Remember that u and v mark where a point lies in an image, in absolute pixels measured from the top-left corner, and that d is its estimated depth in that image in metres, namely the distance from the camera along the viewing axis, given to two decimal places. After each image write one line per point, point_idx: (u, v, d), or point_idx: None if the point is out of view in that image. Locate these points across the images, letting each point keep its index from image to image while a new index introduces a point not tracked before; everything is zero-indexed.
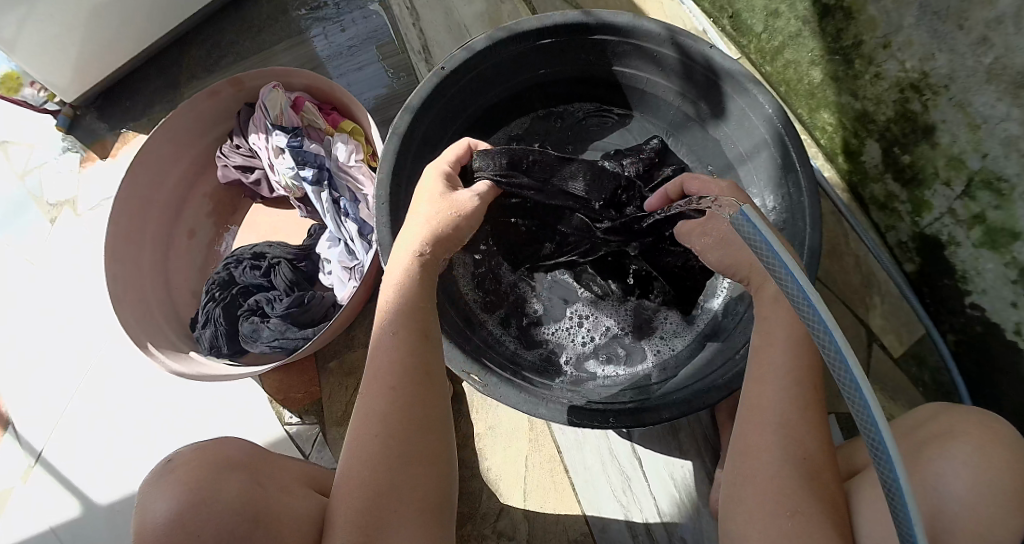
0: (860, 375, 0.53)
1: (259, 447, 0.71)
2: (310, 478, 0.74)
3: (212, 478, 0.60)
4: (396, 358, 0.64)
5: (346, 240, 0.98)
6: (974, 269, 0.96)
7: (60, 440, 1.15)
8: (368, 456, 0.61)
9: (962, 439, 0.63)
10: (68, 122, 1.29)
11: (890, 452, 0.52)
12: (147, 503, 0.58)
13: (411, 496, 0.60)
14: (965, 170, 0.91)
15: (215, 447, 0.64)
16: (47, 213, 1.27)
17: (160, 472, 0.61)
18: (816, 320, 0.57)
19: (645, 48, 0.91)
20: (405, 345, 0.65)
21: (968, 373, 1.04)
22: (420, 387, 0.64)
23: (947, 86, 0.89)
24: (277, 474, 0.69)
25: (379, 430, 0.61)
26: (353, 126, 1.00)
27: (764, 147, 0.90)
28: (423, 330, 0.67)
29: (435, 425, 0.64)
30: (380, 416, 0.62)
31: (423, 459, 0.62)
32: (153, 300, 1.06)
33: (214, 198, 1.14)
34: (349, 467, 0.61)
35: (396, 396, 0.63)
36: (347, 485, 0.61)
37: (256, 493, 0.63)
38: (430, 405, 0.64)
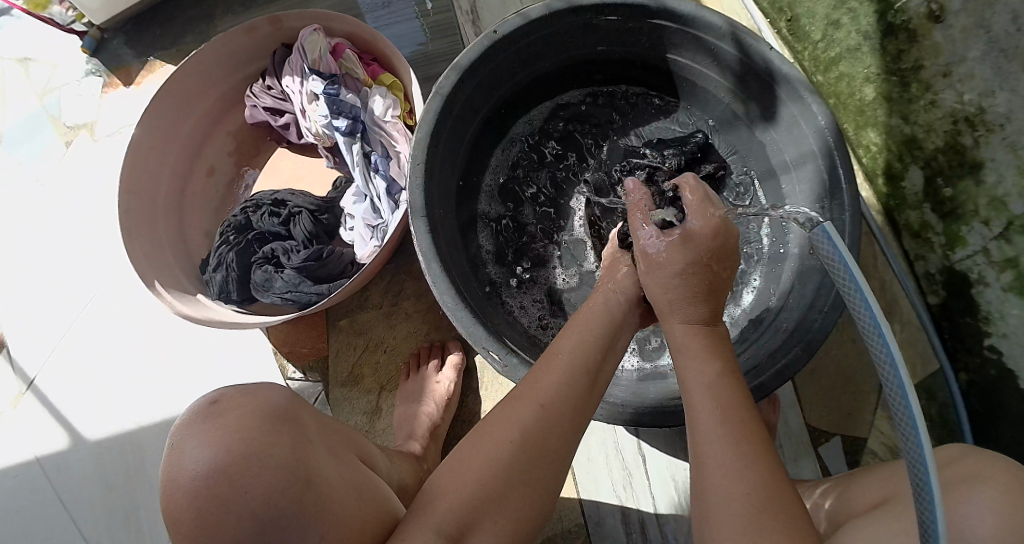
0: (918, 415, 0.56)
1: (306, 400, 0.68)
2: (350, 442, 0.71)
3: (264, 433, 0.59)
4: (561, 391, 0.65)
5: (373, 197, 0.95)
6: (999, 312, 0.93)
7: (54, 368, 1.13)
8: (496, 458, 0.62)
9: (988, 486, 0.61)
10: (94, 45, 1.24)
11: (933, 493, 0.54)
12: (184, 448, 0.57)
13: (509, 513, 0.62)
14: (1006, 212, 0.88)
15: (260, 394, 0.62)
16: (63, 135, 1.23)
17: (205, 414, 0.59)
18: (881, 353, 0.60)
19: (703, 40, 0.88)
20: (572, 374, 0.66)
21: (975, 413, 1.01)
22: (567, 418, 0.65)
23: (1002, 125, 0.86)
24: (325, 431, 0.67)
25: (516, 440, 0.63)
26: (393, 79, 0.97)
27: (811, 158, 0.86)
28: (591, 374, 0.67)
29: (559, 460, 0.65)
30: (523, 427, 0.63)
31: (538, 483, 0.63)
32: (164, 237, 1.02)
33: (238, 138, 1.10)
34: (472, 457, 0.63)
35: (543, 414, 0.64)
36: (457, 472, 0.62)
37: (305, 451, 0.61)
38: (565, 440, 0.65)
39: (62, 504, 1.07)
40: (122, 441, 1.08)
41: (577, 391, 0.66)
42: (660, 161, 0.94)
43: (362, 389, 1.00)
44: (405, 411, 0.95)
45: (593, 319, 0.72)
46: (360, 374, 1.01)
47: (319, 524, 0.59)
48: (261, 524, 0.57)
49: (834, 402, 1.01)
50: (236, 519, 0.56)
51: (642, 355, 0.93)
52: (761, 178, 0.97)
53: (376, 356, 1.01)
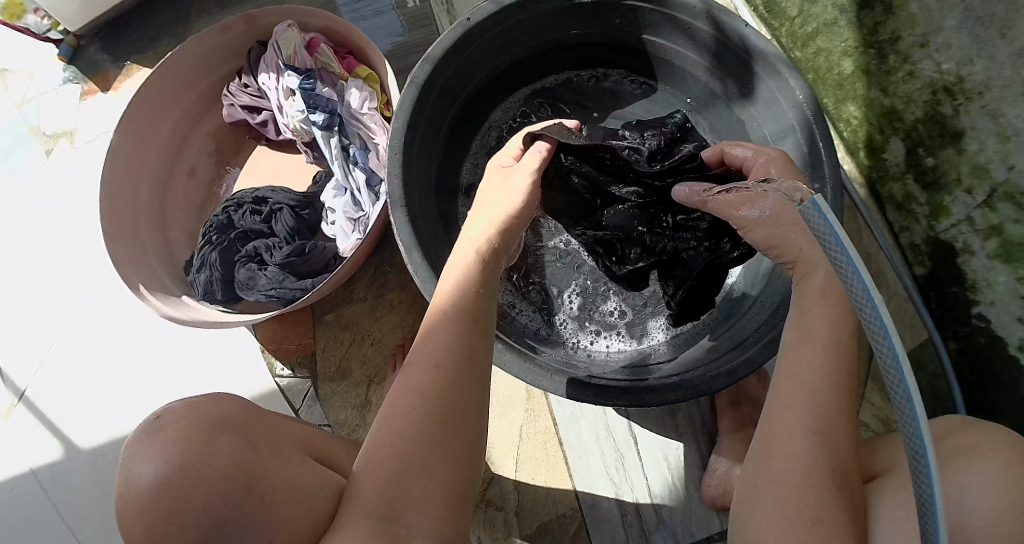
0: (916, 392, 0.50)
1: (257, 405, 0.68)
2: (305, 442, 0.72)
3: (202, 441, 0.57)
4: (444, 343, 0.61)
5: (353, 190, 0.95)
6: (986, 279, 0.93)
7: (44, 378, 1.12)
8: (402, 428, 0.57)
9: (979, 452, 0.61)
10: (71, 52, 1.23)
11: (932, 469, 0.50)
12: (134, 462, 0.55)
13: (437, 477, 0.56)
14: (989, 180, 0.88)
15: (207, 404, 0.61)
16: (43, 144, 1.23)
17: (147, 429, 0.57)
18: (875, 321, 0.54)
19: (678, 19, 0.88)
20: (453, 325, 0.62)
21: (966, 382, 1.01)
22: (463, 370, 0.60)
23: (981, 93, 0.86)
24: (274, 436, 0.66)
25: (417, 405, 0.58)
26: (369, 72, 0.96)
27: (791, 133, 0.86)
28: (474, 315, 0.63)
29: (471, 412, 0.59)
30: (420, 390, 0.58)
31: (455, 440, 0.58)
32: (148, 241, 1.02)
33: (218, 138, 1.10)
34: (380, 440, 0.58)
35: (438, 372, 0.59)
36: (373, 460, 0.57)
37: (249, 456, 0.60)
38: (472, 390, 0.60)
39: (59, 514, 1.07)
40: (115, 448, 1.08)
41: (466, 341, 0.61)
42: (640, 143, 0.90)
43: (352, 383, 1.00)
44: None
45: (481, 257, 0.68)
46: (349, 369, 1.00)
47: (269, 529, 0.58)
48: (209, 533, 0.56)
49: None
50: (184, 529, 0.55)
51: (629, 337, 0.93)
52: None
53: (363, 350, 1.01)
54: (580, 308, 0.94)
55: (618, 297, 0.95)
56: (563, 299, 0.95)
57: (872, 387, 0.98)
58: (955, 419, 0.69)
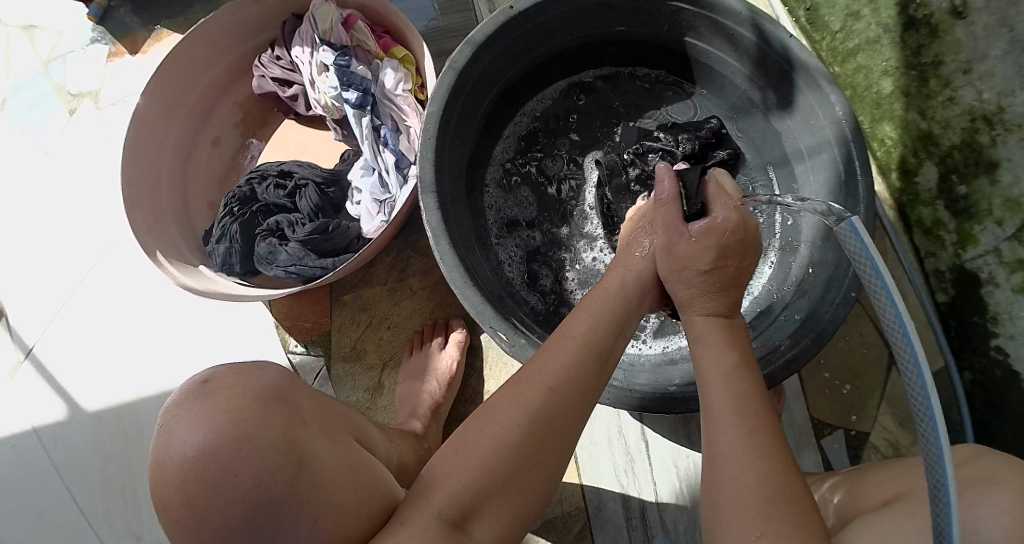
0: (939, 415, 0.53)
1: (300, 378, 0.65)
2: (348, 422, 0.68)
3: (256, 412, 0.56)
4: (573, 369, 0.64)
5: (381, 170, 0.93)
6: (1008, 313, 0.92)
7: (53, 339, 1.11)
8: (504, 441, 0.59)
9: (998, 488, 0.59)
10: (100, 12, 1.22)
11: (950, 492, 0.51)
12: (179, 427, 0.54)
13: (514, 496, 0.59)
14: (1021, 214, 0.87)
15: (257, 373, 0.59)
16: (67, 102, 1.21)
17: (197, 393, 0.56)
18: (906, 350, 0.57)
19: (723, 25, 0.86)
20: (584, 357, 0.65)
21: (979, 414, 1.00)
22: (576, 403, 0.63)
23: (1021, 125, 0.85)
24: (319, 411, 0.63)
25: (525, 424, 0.60)
26: (404, 52, 0.94)
27: (826, 148, 0.85)
28: (602, 353, 0.66)
29: (567, 444, 0.62)
30: (532, 410, 0.60)
31: (543, 468, 0.60)
32: (169, 209, 1.01)
33: (244, 108, 1.09)
34: (474, 442, 0.59)
35: (553, 397, 0.62)
36: (461, 456, 0.59)
37: (297, 432, 0.58)
38: (572, 424, 0.63)
39: (60, 476, 1.06)
40: (120, 415, 1.08)
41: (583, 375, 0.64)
42: (673, 146, 0.91)
43: (366, 365, 0.99)
44: (406, 389, 0.94)
45: (609, 297, 0.72)
46: (363, 350, 1.00)
47: (312, 511, 0.56)
48: (251, 510, 0.54)
49: (838, 395, 1.00)
50: (227, 501, 0.53)
51: (648, 340, 0.92)
52: (774, 167, 0.96)
53: (380, 332, 1.00)
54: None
55: (638, 311, 0.93)
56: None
57: (886, 410, 0.97)
58: (973, 449, 0.67)
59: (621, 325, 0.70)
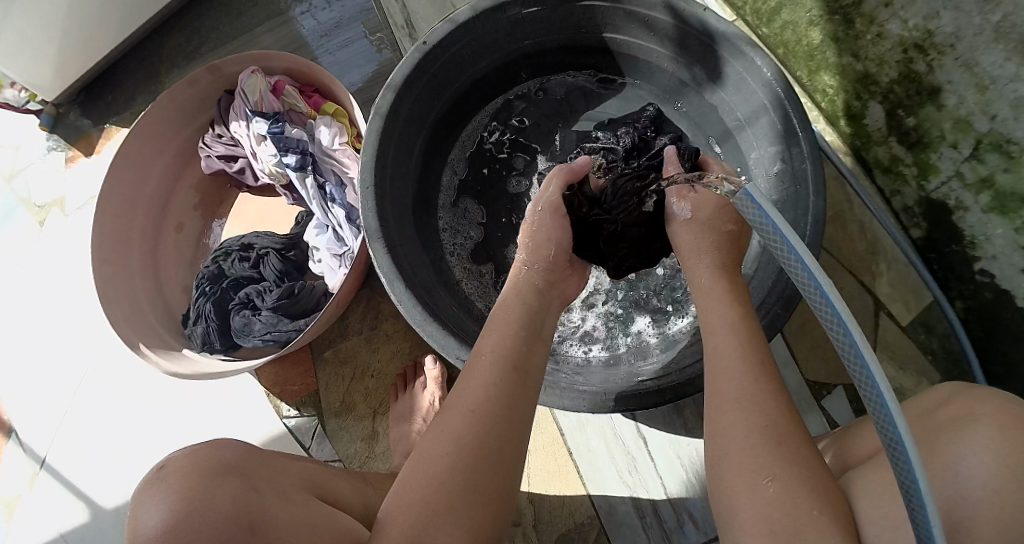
0: (872, 363, 0.53)
1: (256, 449, 0.67)
2: (309, 481, 0.71)
3: (206, 486, 0.57)
4: (492, 388, 0.64)
5: (334, 226, 0.96)
6: (984, 234, 0.91)
7: (62, 444, 1.13)
8: (435, 469, 0.58)
9: (983, 422, 0.59)
10: (52, 121, 1.25)
11: (908, 450, 0.51)
12: (139, 511, 0.55)
13: (465, 523, 0.56)
14: (973, 132, 0.87)
15: (207, 451, 0.61)
16: (34, 214, 1.24)
17: (151, 480, 0.57)
18: (828, 311, 0.57)
19: (636, 13, 0.87)
20: (499, 374, 0.65)
21: (979, 341, 0.99)
22: (504, 419, 0.63)
23: (953, 45, 0.84)
24: (276, 478, 0.66)
25: (452, 450, 0.59)
26: (335, 107, 0.98)
27: (763, 112, 0.86)
28: (521, 367, 0.67)
29: (508, 463, 0.60)
30: (456, 435, 0.60)
31: (488, 486, 0.58)
32: (144, 299, 1.03)
33: (200, 189, 1.11)
34: (409, 482, 0.58)
35: (475, 418, 0.61)
36: (401, 498, 0.57)
37: (253, 501, 0.59)
38: (509, 440, 0.62)
39: None
40: None
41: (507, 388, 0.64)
42: (614, 142, 0.94)
43: (356, 417, 1.01)
44: (401, 432, 0.96)
45: (513, 312, 0.73)
46: (352, 402, 1.02)
47: None
48: None
49: (828, 352, 1.00)
50: None
51: (617, 342, 0.93)
52: (719, 142, 0.97)
53: (364, 382, 1.02)
54: (579, 325, 0.94)
55: (592, 312, 0.95)
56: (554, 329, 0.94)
57: None
58: (954, 388, 0.67)
59: (535, 338, 0.72)
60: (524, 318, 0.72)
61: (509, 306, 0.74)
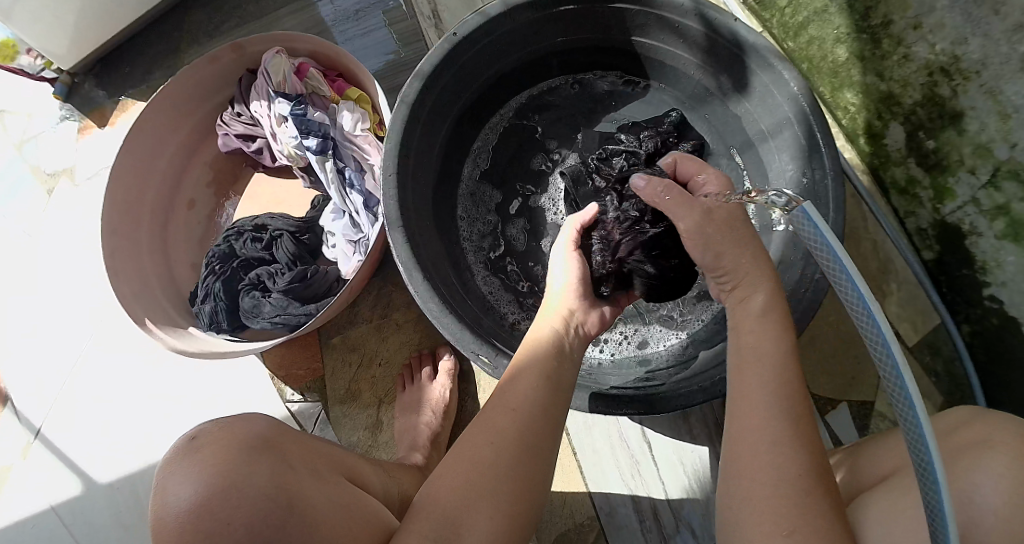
0: (912, 385, 0.54)
1: (288, 424, 0.66)
2: (338, 464, 0.69)
3: (240, 462, 0.57)
4: (536, 385, 0.66)
5: (351, 212, 0.95)
6: (995, 261, 0.92)
7: (59, 415, 1.12)
8: (477, 460, 0.61)
9: (1002, 448, 0.58)
10: (66, 90, 1.24)
11: (936, 468, 0.51)
12: (169, 485, 0.56)
13: (501, 514, 0.59)
14: (992, 159, 0.87)
15: (240, 423, 0.61)
16: (43, 183, 1.23)
17: (186, 450, 0.58)
18: (872, 331, 0.58)
19: (666, 18, 0.87)
20: (543, 372, 0.67)
21: (984, 367, 0.99)
22: (544, 416, 0.65)
23: (979, 72, 0.85)
24: (310, 456, 0.65)
25: (495, 443, 0.62)
26: (359, 93, 0.97)
27: (788, 125, 0.85)
28: (560, 366, 0.69)
29: (543, 458, 0.63)
30: (500, 429, 0.63)
31: (525, 481, 0.62)
32: (151, 274, 1.02)
33: (214, 167, 1.10)
34: (450, 469, 0.62)
35: (519, 414, 0.64)
36: (440, 484, 0.61)
37: (287, 475, 0.60)
38: (546, 438, 0.64)
39: None
40: (133, 482, 1.09)
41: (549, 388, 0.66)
42: (636, 146, 0.92)
43: (361, 404, 1.00)
44: (404, 422, 0.95)
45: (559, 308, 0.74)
46: (357, 390, 1.01)
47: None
48: None
49: (837, 370, 1.00)
50: None
51: (628, 346, 0.93)
52: (740, 152, 0.96)
53: (370, 371, 1.02)
54: None
55: (621, 318, 0.94)
56: None
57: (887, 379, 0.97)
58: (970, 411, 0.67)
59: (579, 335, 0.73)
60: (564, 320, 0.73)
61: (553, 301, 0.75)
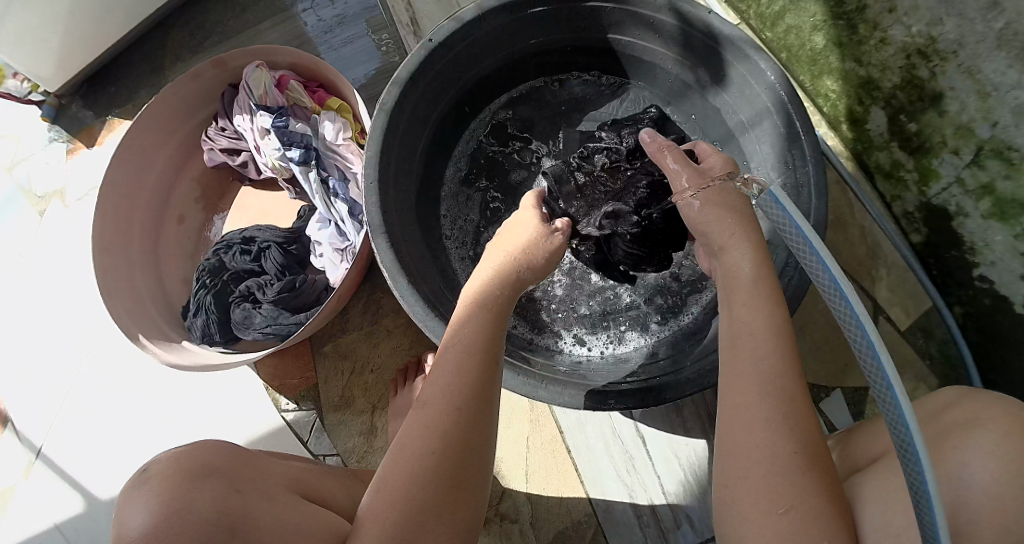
0: (889, 367, 0.55)
1: (241, 451, 0.67)
2: (294, 481, 0.71)
3: (187, 488, 0.57)
4: (464, 377, 0.61)
5: (337, 221, 0.96)
6: (983, 240, 0.92)
7: (59, 435, 1.13)
8: (414, 469, 0.57)
9: (988, 427, 0.59)
10: (53, 111, 1.25)
11: (918, 450, 0.52)
12: (123, 514, 0.55)
13: (444, 523, 0.56)
14: (974, 138, 0.88)
15: (193, 453, 0.61)
16: (34, 204, 1.24)
17: (135, 483, 0.57)
18: (848, 315, 0.59)
19: (641, 14, 0.87)
20: (473, 363, 0.62)
21: (977, 346, 1.00)
22: (479, 412, 0.60)
23: (956, 52, 0.85)
24: (261, 478, 0.66)
25: (435, 447, 0.57)
26: (340, 103, 0.98)
27: (767, 115, 0.86)
28: (492, 355, 0.64)
29: (483, 452, 0.60)
30: (435, 431, 0.58)
31: (466, 484, 0.58)
32: (144, 291, 1.03)
33: (202, 183, 1.11)
34: (387, 482, 0.57)
35: (457, 413, 0.59)
36: (381, 498, 0.56)
37: (234, 501, 0.59)
38: (486, 434, 0.60)
39: None
40: None
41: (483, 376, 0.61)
42: (617, 142, 0.93)
43: (356, 411, 1.01)
44: (400, 428, 0.96)
45: (490, 288, 0.69)
46: (351, 397, 1.02)
47: None
48: None
49: (828, 357, 1.00)
50: None
51: (619, 342, 0.93)
52: (721, 144, 0.97)
53: (364, 378, 1.02)
54: (583, 325, 0.94)
55: (614, 313, 0.95)
56: (558, 327, 0.94)
57: None
58: (956, 392, 0.67)
59: (507, 317, 0.68)
60: (493, 306, 0.67)
61: (479, 278, 0.71)
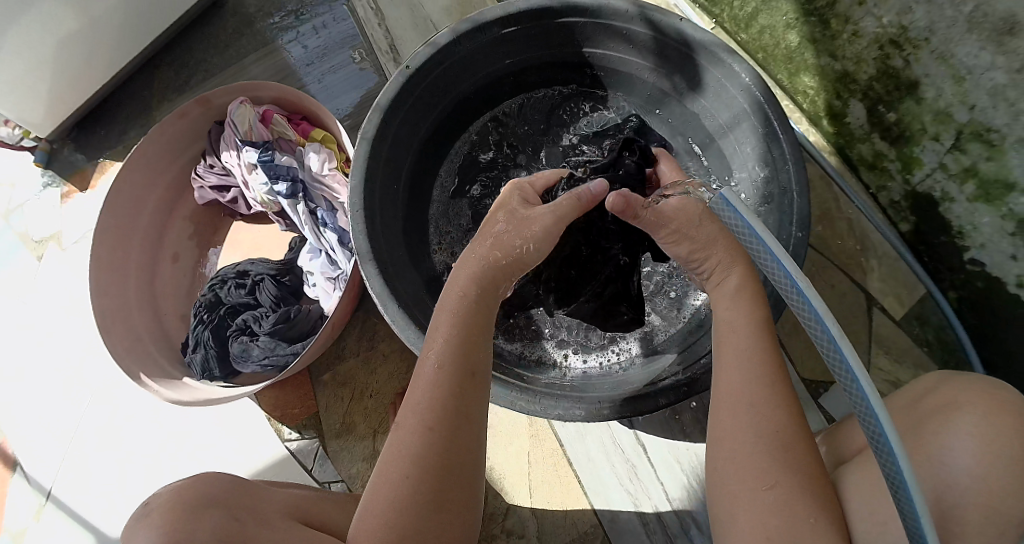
0: (851, 360, 0.55)
1: (238, 481, 0.68)
2: (292, 508, 0.72)
3: (187, 519, 0.58)
4: (437, 398, 0.60)
5: (327, 250, 0.98)
6: (971, 223, 0.93)
7: (68, 476, 1.14)
8: (396, 496, 0.56)
9: (969, 409, 0.60)
10: (45, 157, 1.27)
11: (890, 440, 0.53)
12: None
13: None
14: (953, 123, 0.89)
15: (192, 487, 0.62)
16: (31, 250, 1.25)
17: (138, 516, 0.60)
18: (808, 313, 0.60)
19: (614, 26, 0.89)
20: (445, 381, 0.61)
21: (972, 329, 1.00)
22: (457, 430, 0.59)
23: (928, 39, 0.86)
24: (258, 506, 0.66)
25: (411, 474, 0.57)
26: (324, 134, 1.00)
27: (744, 117, 0.87)
28: (469, 371, 0.62)
29: (472, 473, 0.59)
30: (412, 455, 0.58)
31: (451, 504, 0.58)
32: (143, 330, 1.04)
33: (194, 220, 1.13)
34: (371, 508, 0.57)
35: (433, 434, 0.58)
36: (372, 518, 0.57)
37: (235, 528, 0.60)
38: (469, 449, 0.60)
39: None
40: None
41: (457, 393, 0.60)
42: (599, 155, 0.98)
43: (358, 436, 1.02)
44: None
45: (460, 302, 0.67)
46: (353, 423, 1.03)
47: None
48: None
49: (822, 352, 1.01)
50: None
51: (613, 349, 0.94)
52: (702, 146, 0.98)
53: (364, 402, 1.03)
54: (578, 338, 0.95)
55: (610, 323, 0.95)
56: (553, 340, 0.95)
57: None
58: (938, 376, 0.68)
59: (485, 330, 0.66)
60: (460, 313, 0.66)
61: (453, 287, 0.69)
